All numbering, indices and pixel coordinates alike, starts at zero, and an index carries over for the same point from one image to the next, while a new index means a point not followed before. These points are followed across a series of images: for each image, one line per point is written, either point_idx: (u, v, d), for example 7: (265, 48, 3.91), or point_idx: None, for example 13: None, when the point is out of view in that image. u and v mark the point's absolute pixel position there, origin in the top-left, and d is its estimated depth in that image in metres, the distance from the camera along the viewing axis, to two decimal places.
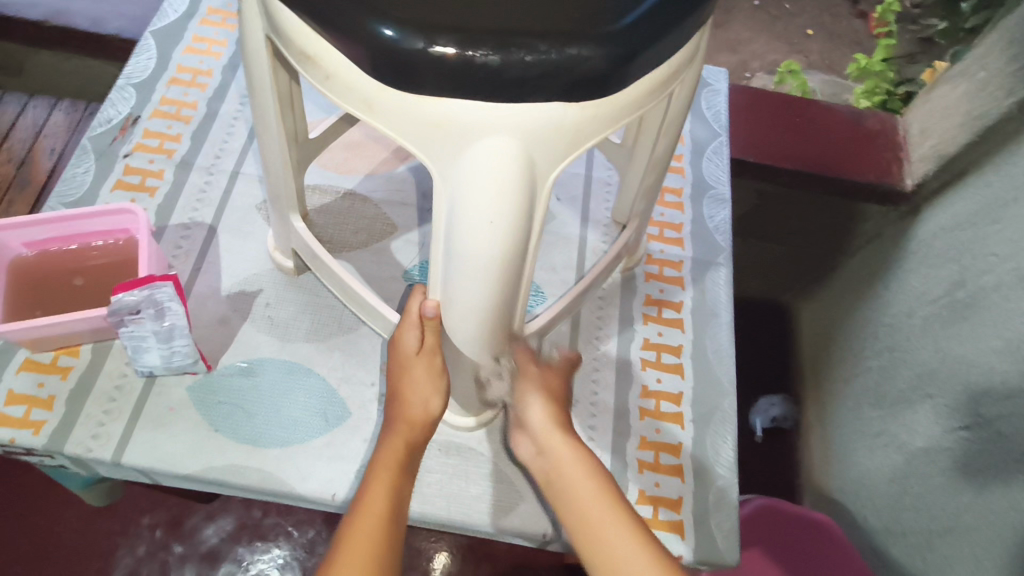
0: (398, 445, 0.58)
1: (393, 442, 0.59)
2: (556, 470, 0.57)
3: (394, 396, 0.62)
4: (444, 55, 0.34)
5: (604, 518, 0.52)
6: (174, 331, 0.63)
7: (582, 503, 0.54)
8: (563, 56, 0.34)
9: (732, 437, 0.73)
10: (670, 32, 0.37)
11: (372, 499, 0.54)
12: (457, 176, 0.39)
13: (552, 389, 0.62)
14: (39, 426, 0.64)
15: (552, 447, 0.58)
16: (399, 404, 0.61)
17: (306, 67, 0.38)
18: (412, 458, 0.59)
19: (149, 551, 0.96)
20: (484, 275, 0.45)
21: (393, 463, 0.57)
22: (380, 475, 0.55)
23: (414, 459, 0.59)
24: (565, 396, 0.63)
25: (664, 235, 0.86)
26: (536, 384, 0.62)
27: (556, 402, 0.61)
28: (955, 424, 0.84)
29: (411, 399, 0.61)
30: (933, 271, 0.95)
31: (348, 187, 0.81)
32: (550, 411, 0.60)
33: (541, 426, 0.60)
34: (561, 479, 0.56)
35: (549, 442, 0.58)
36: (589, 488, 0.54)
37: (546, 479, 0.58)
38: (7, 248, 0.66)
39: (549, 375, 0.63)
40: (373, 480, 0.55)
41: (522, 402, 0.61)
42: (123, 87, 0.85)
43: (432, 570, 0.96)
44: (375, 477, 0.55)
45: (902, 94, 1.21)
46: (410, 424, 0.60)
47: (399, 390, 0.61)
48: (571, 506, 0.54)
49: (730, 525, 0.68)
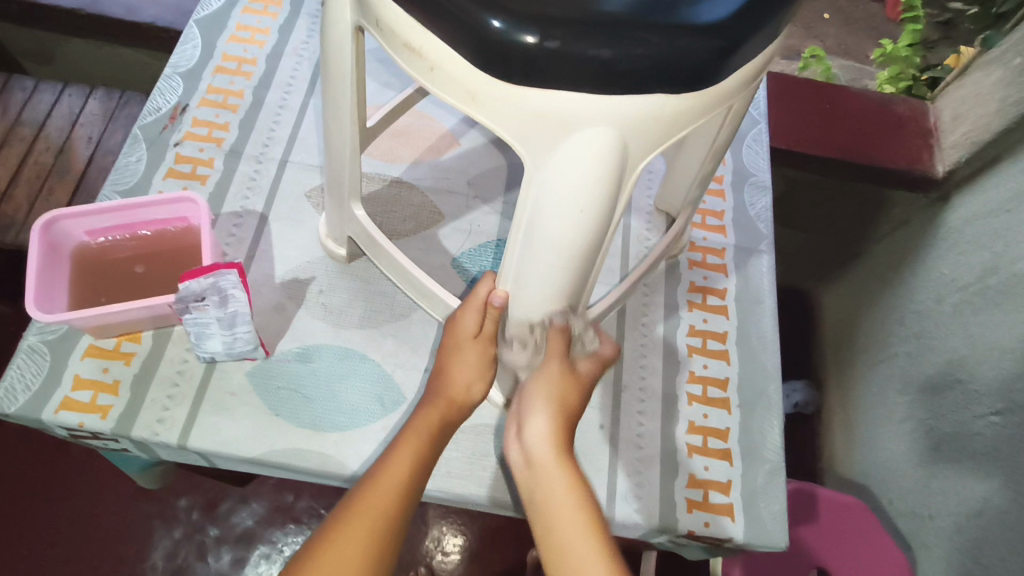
0: (433, 417, 0.60)
1: (429, 415, 0.60)
2: (544, 492, 0.56)
3: (439, 374, 0.63)
4: (554, 49, 0.34)
5: (583, 552, 0.52)
6: (236, 318, 0.64)
7: (562, 533, 0.53)
8: (670, 49, 0.35)
9: (778, 421, 0.74)
10: (767, 23, 0.38)
11: (394, 464, 0.55)
12: (553, 166, 0.40)
13: (566, 396, 0.60)
14: (106, 410, 0.66)
15: (545, 462, 0.57)
16: (446, 383, 0.62)
17: (407, 58, 0.39)
18: (445, 434, 0.61)
19: (186, 533, 0.98)
20: (563, 263, 0.47)
21: (428, 435, 0.59)
22: (407, 443, 0.57)
23: (448, 434, 0.61)
24: (575, 413, 0.61)
25: (707, 223, 0.86)
26: (548, 387, 0.60)
27: (563, 413, 0.60)
28: (986, 409, 0.84)
29: (462, 381, 0.63)
30: (965, 258, 0.96)
31: (395, 175, 0.82)
32: (553, 424, 0.59)
33: (537, 440, 0.58)
34: (546, 502, 0.55)
35: (542, 457, 0.57)
36: (574, 520, 0.54)
37: (530, 493, 0.57)
38: (70, 237, 0.67)
39: (568, 379, 0.61)
40: (398, 448, 0.57)
41: (531, 403, 0.60)
42: (170, 76, 0.85)
43: (448, 553, 1.00)
44: (403, 443, 0.57)
45: (927, 79, 1.19)
46: (450, 401, 0.62)
47: (448, 368, 0.63)
48: (550, 529, 0.54)
49: (778, 507, 0.69)
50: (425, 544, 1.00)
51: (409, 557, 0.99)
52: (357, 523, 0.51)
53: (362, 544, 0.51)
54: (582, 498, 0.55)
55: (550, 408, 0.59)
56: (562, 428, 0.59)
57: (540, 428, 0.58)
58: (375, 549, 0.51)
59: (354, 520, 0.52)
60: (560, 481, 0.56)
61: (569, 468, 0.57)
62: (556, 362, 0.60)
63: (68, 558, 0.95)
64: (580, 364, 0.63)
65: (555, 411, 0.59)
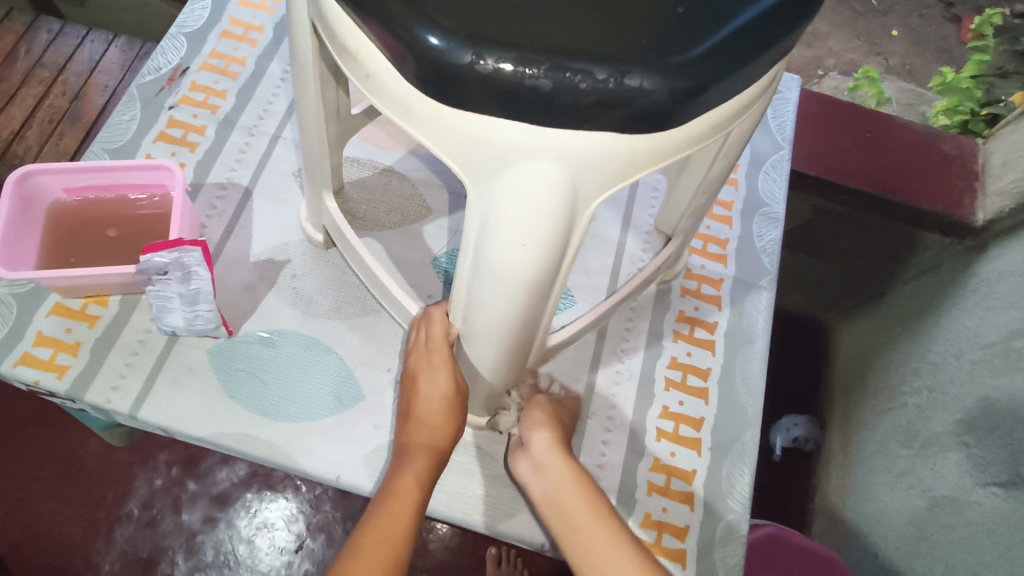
0: (426, 453, 0.57)
1: (416, 467, 0.56)
2: (556, 493, 0.56)
3: (408, 416, 0.60)
4: (489, 71, 0.31)
5: (605, 544, 0.52)
6: (199, 295, 0.63)
7: (586, 536, 0.53)
8: (621, 87, 0.31)
9: (750, 471, 0.70)
10: (744, 66, 0.34)
11: (398, 508, 0.52)
12: (494, 196, 0.37)
13: (558, 419, 0.64)
14: (63, 370, 0.66)
15: (552, 466, 0.58)
16: (415, 431, 0.59)
17: (348, 63, 0.37)
18: (438, 471, 0.58)
19: (164, 486, 0.96)
20: (512, 297, 0.44)
21: (415, 494, 0.54)
22: (391, 512, 0.52)
23: (434, 482, 0.57)
24: (567, 429, 0.64)
25: (707, 250, 0.82)
26: (542, 409, 0.64)
27: (561, 429, 0.62)
28: (988, 478, 0.77)
29: (430, 423, 0.59)
30: (990, 315, 0.87)
31: (387, 163, 0.80)
32: (555, 436, 0.60)
33: (540, 451, 0.59)
34: (562, 503, 0.56)
35: (550, 463, 0.58)
36: (588, 513, 0.54)
37: (545, 500, 0.57)
38: (46, 192, 0.67)
39: (555, 411, 0.65)
40: (397, 489, 0.54)
41: (530, 426, 0.62)
42: (175, 36, 0.85)
43: (430, 541, 0.99)
44: (394, 500, 0.53)
45: (988, 115, 1.05)
46: (433, 431, 0.59)
47: (417, 414, 0.59)
48: (567, 524, 0.55)
49: (734, 561, 0.66)
50: None
51: None
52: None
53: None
54: (591, 495, 0.56)
55: (549, 424, 0.61)
56: (561, 437, 0.61)
57: (541, 441, 0.60)
58: None
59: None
60: (570, 482, 0.57)
61: (572, 467, 0.58)
62: (539, 397, 0.66)
63: (51, 494, 0.94)
64: (563, 398, 0.69)
65: (554, 426, 0.62)
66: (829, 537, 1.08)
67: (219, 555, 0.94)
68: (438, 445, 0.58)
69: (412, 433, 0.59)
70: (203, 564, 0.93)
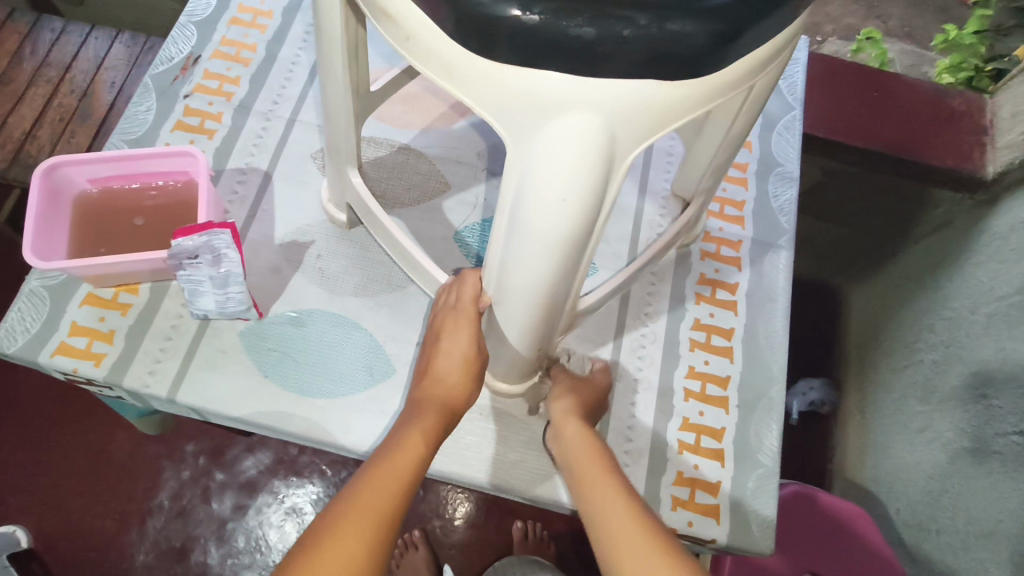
0: (439, 408, 0.59)
1: (427, 422, 0.57)
2: (571, 450, 0.60)
3: (426, 372, 0.62)
4: (535, 23, 0.32)
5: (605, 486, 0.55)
6: (229, 278, 0.63)
7: (588, 479, 0.57)
8: (663, 32, 0.33)
9: (777, 425, 0.71)
10: (779, 7, 0.34)
11: (406, 452, 0.53)
12: (533, 151, 0.38)
13: (582, 395, 0.67)
14: (100, 358, 0.67)
15: (567, 425, 0.63)
16: (431, 387, 0.61)
17: (386, 26, 0.38)
18: (447, 431, 0.59)
19: (193, 476, 0.98)
20: (548, 255, 0.44)
21: (422, 443, 0.55)
22: (405, 447, 0.54)
23: (442, 440, 0.58)
24: (592, 403, 0.67)
25: (724, 212, 0.83)
26: (568, 390, 0.67)
27: (583, 404, 0.66)
28: (1008, 428, 0.78)
29: (448, 380, 0.61)
30: (1004, 267, 0.87)
31: (404, 141, 0.80)
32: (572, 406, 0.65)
33: (558, 417, 0.64)
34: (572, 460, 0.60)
35: (565, 423, 0.63)
36: (595, 468, 0.57)
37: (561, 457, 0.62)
38: (72, 183, 0.68)
39: (579, 386, 0.68)
40: (404, 438, 0.55)
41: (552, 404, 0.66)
42: (185, 25, 0.85)
43: (454, 519, 1.00)
44: (403, 446, 0.54)
45: (991, 71, 1.04)
46: (447, 393, 0.60)
47: (436, 372, 0.61)
48: (578, 481, 0.57)
49: (767, 513, 0.67)
50: (433, 508, 1.00)
51: (418, 514, 1.00)
52: (363, 506, 0.47)
53: (364, 542, 0.45)
54: (601, 455, 0.59)
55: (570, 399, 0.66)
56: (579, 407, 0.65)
57: (559, 410, 0.65)
58: (381, 531, 0.47)
59: (355, 511, 0.47)
60: (582, 438, 0.61)
61: (588, 432, 0.62)
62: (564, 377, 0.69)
63: (82, 488, 0.95)
64: (591, 375, 0.70)
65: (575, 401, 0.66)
66: (849, 497, 1.10)
67: (251, 541, 0.96)
68: (451, 404, 0.60)
69: (428, 389, 0.61)
70: (235, 550, 0.95)
